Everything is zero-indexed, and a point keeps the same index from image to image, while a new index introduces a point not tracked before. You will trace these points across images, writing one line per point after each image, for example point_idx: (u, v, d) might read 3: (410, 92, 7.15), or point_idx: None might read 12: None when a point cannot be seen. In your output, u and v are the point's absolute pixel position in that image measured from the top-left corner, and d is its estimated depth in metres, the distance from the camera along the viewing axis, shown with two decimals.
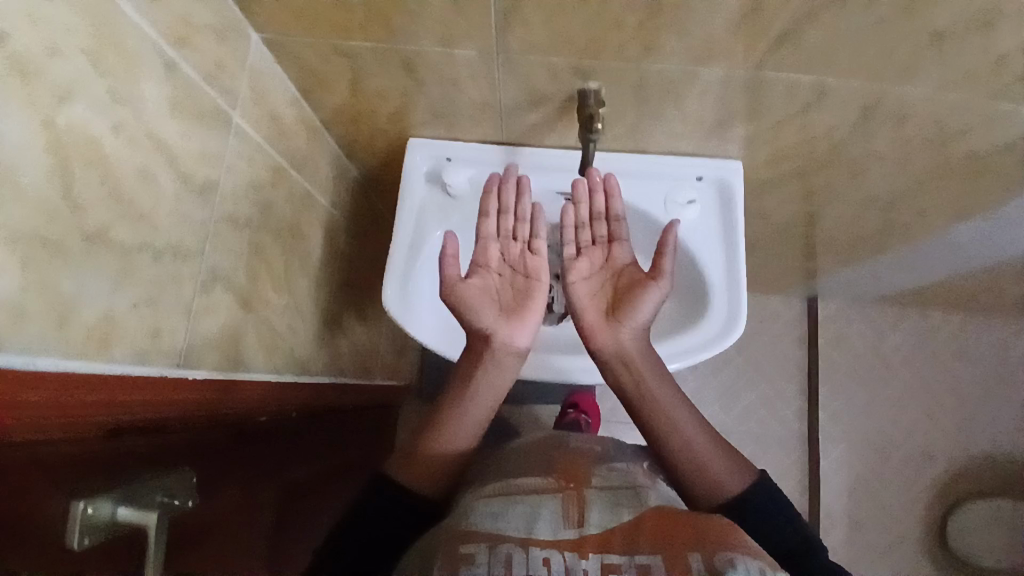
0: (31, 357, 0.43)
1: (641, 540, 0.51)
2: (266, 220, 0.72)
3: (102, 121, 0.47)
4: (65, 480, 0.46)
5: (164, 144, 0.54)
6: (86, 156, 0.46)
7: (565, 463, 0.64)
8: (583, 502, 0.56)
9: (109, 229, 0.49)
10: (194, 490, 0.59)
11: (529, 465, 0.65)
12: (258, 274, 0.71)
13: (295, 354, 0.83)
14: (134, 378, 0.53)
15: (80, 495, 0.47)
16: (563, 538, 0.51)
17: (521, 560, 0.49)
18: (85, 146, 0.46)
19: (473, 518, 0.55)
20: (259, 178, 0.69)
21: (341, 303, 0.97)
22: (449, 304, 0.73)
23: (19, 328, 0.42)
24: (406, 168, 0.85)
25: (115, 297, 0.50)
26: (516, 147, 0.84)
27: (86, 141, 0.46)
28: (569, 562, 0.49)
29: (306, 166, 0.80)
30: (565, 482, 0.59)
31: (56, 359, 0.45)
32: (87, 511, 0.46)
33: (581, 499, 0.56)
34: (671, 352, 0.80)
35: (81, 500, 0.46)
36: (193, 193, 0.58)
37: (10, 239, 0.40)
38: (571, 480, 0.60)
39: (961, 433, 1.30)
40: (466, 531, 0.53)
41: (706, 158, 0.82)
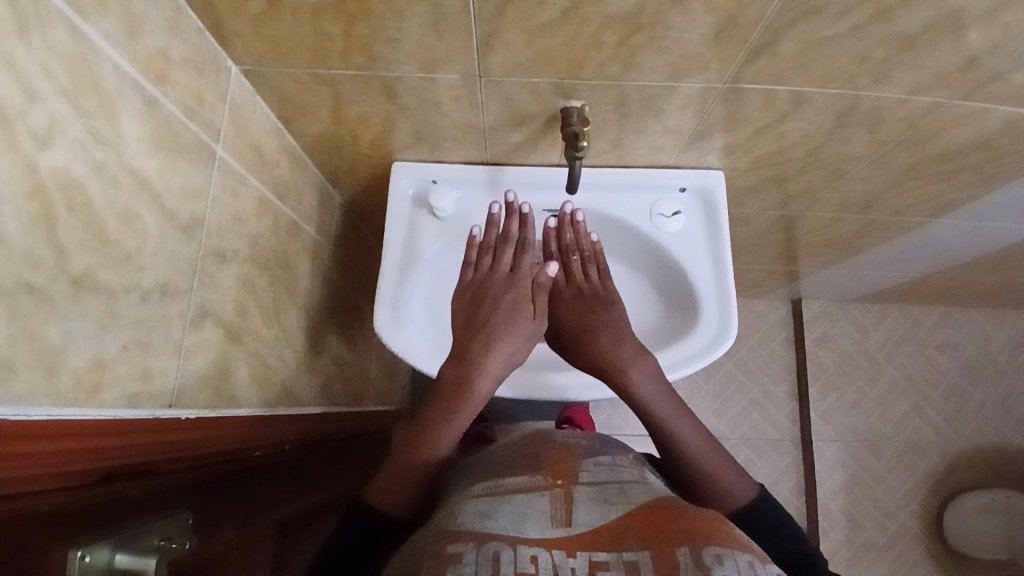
0: (19, 407, 0.41)
1: (628, 537, 0.50)
2: (253, 252, 0.71)
3: (84, 162, 0.46)
4: (66, 526, 0.44)
5: (146, 182, 0.53)
6: (69, 199, 0.45)
7: (552, 458, 0.63)
8: (571, 500, 0.55)
9: (96, 272, 0.47)
10: (190, 531, 0.58)
11: (515, 461, 0.63)
12: (247, 307, 0.70)
13: (285, 385, 0.81)
14: (123, 422, 0.51)
15: (78, 539, 0.45)
16: (551, 537, 0.51)
17: (509, 557, 0.48)
18: (68, 189, 0.45)
19: (460, 518, 0.54)
20: (244, 210, 0.69)
21: (330, 333, 0.95)
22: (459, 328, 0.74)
23: (8, 380, 0.40)
24: (391, 192, 0.84)
25: (102, 341, 0.48)
26: (500, 166, 0.84)
27: (69, 184, 0.45)
28: (557, 561, 0.48)
29: (291, 195, 0.80)
30: (552, 481, 0.58)
31: (48, 409, 0.44)
32: (84, 559, 0.45)
33: (568, 496, 0.55)
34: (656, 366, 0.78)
35: (78, 546, 0.44)
36: (176, 229, 0.57)
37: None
38: (561, 479, 0.58)
39: (950, 425, 1.32)
40: (453, 531, 0.52)
41: (688, 170, 0.83)
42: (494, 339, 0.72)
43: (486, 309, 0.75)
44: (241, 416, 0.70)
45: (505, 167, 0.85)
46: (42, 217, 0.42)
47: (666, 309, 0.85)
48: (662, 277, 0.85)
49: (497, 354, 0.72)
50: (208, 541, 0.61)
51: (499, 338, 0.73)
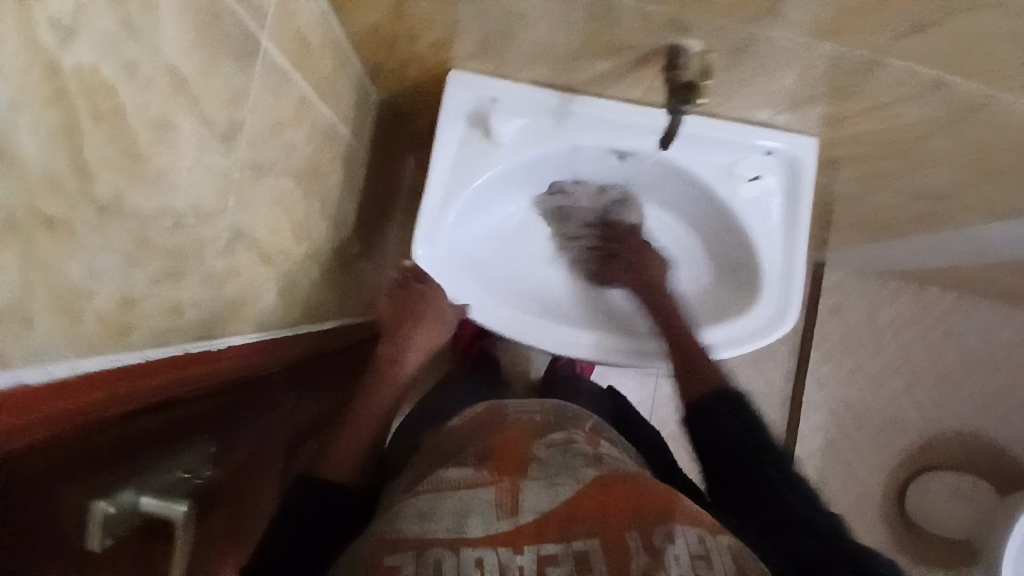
0: (43, 364, 0.34)
1: (577, 522, 0.50)
2: (289, 162, 0.62)
3: (113, 58, 0.36)
4: (86, 472, 0.38)
5: (184, 82, 0.43)
6: (96, 106, 0.35)
7: (502, 443, 0.61)
8: (515, 485, 0.55)
9: (124, 197, 0.39)
10: (213, 458, 0.54)
11: (472, 448, 0.62)
12: (279, 225, 0.62)
13: (308, 304, 0.75)
14: (151, 362, 0.45)
15: (102, 489, 0.40)
16: (496, 531, 0.50)
17: (452, 564, 0.47)
18: (95, 91, 0.35)
19: (397, 524, 0.53)
20: (282, 114, 0.58)
21: (352, 246, 0.88)
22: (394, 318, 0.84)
23: (28, 335, 0.33)
24: (444, 105, 0.73)
25: (131, 278, 0.41)
26: (572, 94, 0.73)
27: (97, 85, 0.35)
28: (503, 559, 0.48)
29: (331, 94, 0.69)
30: (501, 468, 0.57)
31: (72, 363, 0.37)
32: (109, 510, 0.39)
33: (515, 488, 0.54)
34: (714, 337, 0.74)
35: (102, 497, 0.38)
36: (214, 140, 0.48)
37: (14, 228, 0.30)
38: (511, 466, 0.58)
39: (936, 409, 1.34)
40: (393, 539, 0.51)
41: (779, 130, 0.74)
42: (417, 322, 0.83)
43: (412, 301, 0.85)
44: (264, 340, 0.65)
45: (577, 95, 0.74)
46: (65, 130, 0.33)
47: (721, 277, 0.80)
48: (723, 240, 0.79)
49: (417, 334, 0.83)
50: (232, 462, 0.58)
51: (403, 355, 0.82)
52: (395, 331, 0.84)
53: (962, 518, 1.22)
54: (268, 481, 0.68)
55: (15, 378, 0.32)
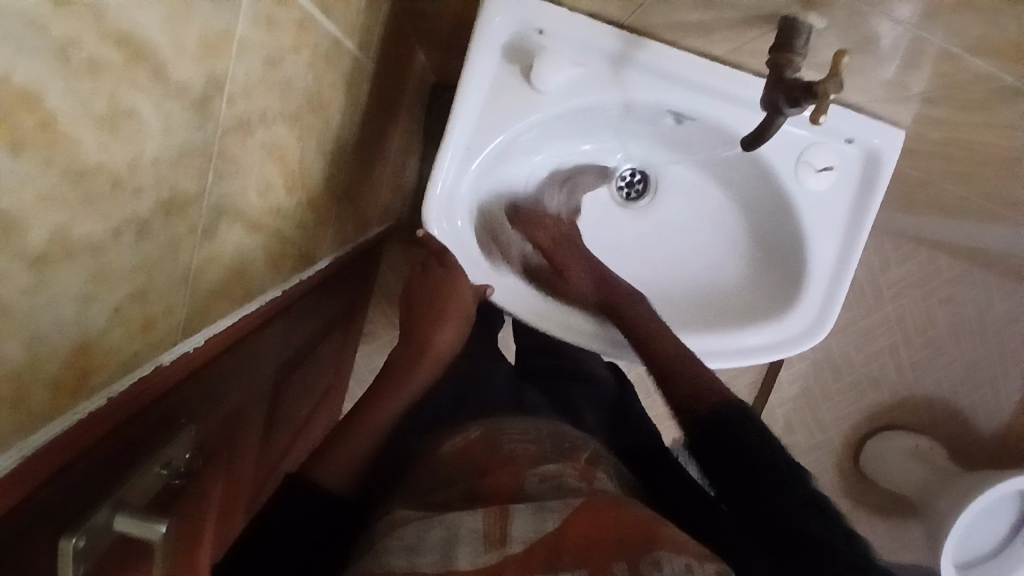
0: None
1: (564, 550, 0.44)
2: (284, 104, 0.49)
3: (32, 51, 0.24)
4: (55, 510, 0.33)
5: (147, 49, 0.30)
6: (14, 127, 0.24)
7: (493, 465, 0.53)
8: (501, 508, 0.46)
9: (68, 231, 0.29)
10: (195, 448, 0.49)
11: (455, 480, 0.52)
12: (270, 183, 0.51)
13: (299, 250, 0.66)
14: (126, 395, 0.39)
15: (74, 517, 0.34)
16: (482, 568, 0.42)
17: None
18: (8, 103, 0.23)
19: (383, 557, 0.44)
20: (278, 48, 0.45)
21: (351, 171, 0.76)
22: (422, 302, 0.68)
23: None
24: (481, 31, 0.58)
25: (86, 320, 0.32)
26: (640, 38, 0.60)
27: (9, 98, 0.23)
28: None
29: (337, 4, 0.54)
30: (486, 497, 0.48)
31: (16, 449, 0.31)
32: (78, 543, 0.33)
33: (502, 511, 0.46)
34: (718, 344, 0.67)
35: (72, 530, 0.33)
36: (192, 112, 0.36)
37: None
38: (493, 496, 0.48)
39: (914, 372, 1.34)
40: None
41: (866, 117, 0.64)
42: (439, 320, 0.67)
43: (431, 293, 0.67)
44: (248, 313, 0.58)
45: (645, 39, 0.61)
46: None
47: (759, 265, 0.72)
48: (769, 226, 0.71)
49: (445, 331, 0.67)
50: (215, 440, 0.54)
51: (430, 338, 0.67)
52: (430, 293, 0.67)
53: (914, 482, 1.25)
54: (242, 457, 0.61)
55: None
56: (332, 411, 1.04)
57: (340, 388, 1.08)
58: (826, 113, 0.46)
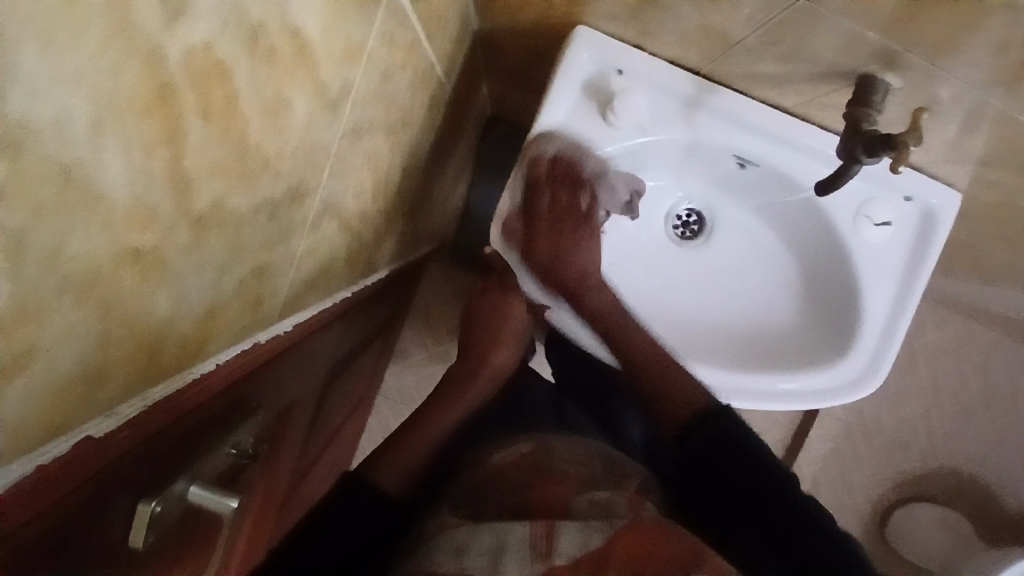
0: (80, 433, 0.28)
1: (615, 564, 0.44)
2: (386, 115, 0.53)
3: (231, 32, 0.27)
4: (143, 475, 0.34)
5: (308, 47, 0.34)
6: (206, 96, 0.27)
7: (547, 484, 0.53)
8: (548, 522, 0.47)
9: (225, 199, 0.31)
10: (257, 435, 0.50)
11: (507, 491, 0.54)
12: (363, 187, 0.54)
13: (369, 257, 0.69)
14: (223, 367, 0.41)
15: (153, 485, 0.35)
16: None
17: None
18: (207, 73, 0.27)
19: (431, 558, 0.46)
20: (392, 64, 0.49)
21: (419, 189, 0.80)
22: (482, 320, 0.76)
23: (100, 387, 0.28)
24: (565, 64, 0.63)
25: (220, 286, 0.35)
26: (714, 84, 0.64)
27: (210, 70, 0.27)
28: None
29: (437, 30, 0.58)
30: (535, 511, 0.49)
31: (137, 398, 0.33)
32: (156, 509, 0.34)
33: (549, 525, 0.47)
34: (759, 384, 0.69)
35: (151, 497, 0.34)
36: (327, 109, 0.39)
37: (93, 283, 0.24)
38: (542, 511, 0.49)
39: (946, 441, 1.32)
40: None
41: (925, 176, 0.66)
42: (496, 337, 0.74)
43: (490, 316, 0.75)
44: (321, 310, 0.60)
45: (718, 86, 0.64)
46: (166, 137, 0.26)
47: (806, 313, 0.73)
48: (821, 274, 0.72)
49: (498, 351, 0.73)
50: (272, 431, 0.55)
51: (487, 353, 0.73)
52: (490, 316, 0.75)
53: (937, 554, 1.23)
54: (288, 452, 0.61)
55: (38, 464, 0.26)
56: (359, 423, 1.04)
57: (369, 400, 1.09)
58: (904, 162, 0.50)
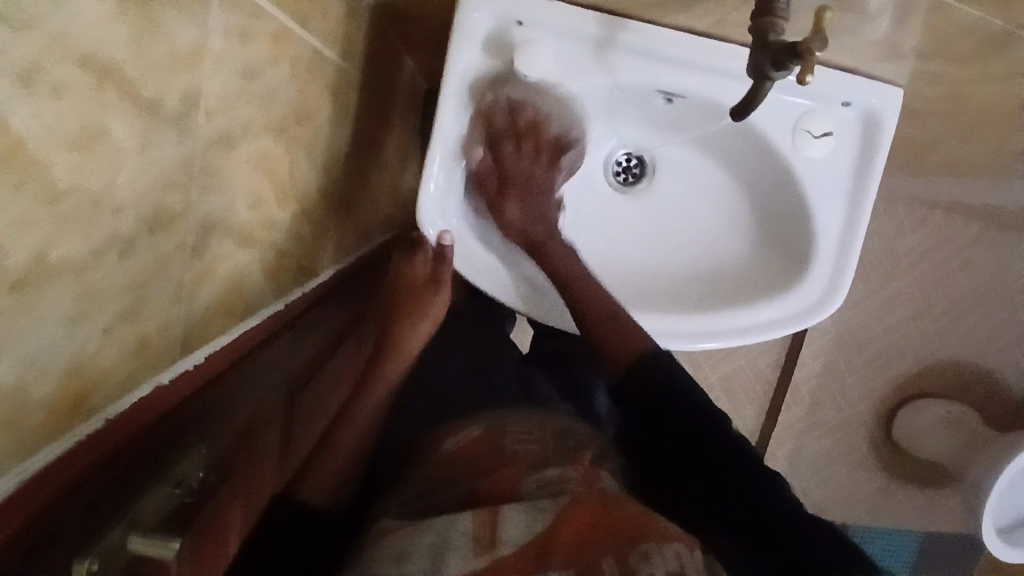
0: None
1: (559, 549, 0.42)
2: (269, 115, 0.49)
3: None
4: (62, 530, 0.33)
5: (114, 69, 0.30)
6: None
7: (492, 476, 0.51)
8: (492, 509, 0.45)
9: (50, 252, 0.29)
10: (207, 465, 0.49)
11: (458, 481, 0.53)
12: (262, 195, 0.51)
13: (300, 263, 0.66)
14: (133, 407, 0.39)
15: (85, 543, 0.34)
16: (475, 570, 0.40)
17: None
18: None
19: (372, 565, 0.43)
20: (255, 58, 0.45)
21: (348, 180, 0.76)
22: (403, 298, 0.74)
23: None
24: (459, 26, 0.58)
25: (79, 340, 0.32)
26: (622, 19, 0.59)
27: None
28: None
29: (315, 13, 0.54)
30: (485, 500, 0.48)
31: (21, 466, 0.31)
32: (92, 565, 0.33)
33: (493, 513, 0.45)
34: (725, 326, 0.66)
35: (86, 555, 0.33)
36: (167, 127, 0.36)
37: None
38: (492, 499, 0.48)
39: (941, 338, 1.30)
40: None
41: (861, 77, 0.62)
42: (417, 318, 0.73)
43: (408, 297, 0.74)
44: (256, 327, 0.58)
45: (626, 21, 0.60)
46: None
47: (758, 244, 0.71)
48: (770, 201, 0.69)
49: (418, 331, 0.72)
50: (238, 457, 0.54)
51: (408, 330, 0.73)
52: (405, 296, 0.75)
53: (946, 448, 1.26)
54: None
55: None
56: None
57: None
58: (811, 74, 0.45)
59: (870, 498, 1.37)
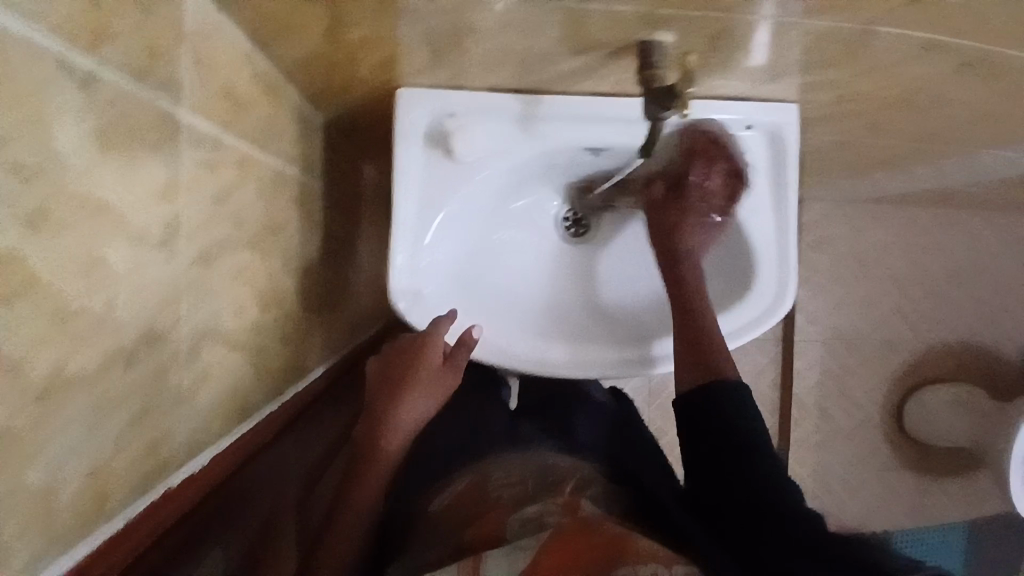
0: None
1: None
2: (242, 230, 0.56)
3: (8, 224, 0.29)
4: None
5: (106, 207, 0.37)
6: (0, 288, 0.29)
7: (482, 519, 0.57)
8: (476, 557, 0.49)
9: (66, 364, 0.34)
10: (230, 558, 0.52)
11: (449, 536, 0.57)
12: (245, 301, 0.56)
13: (290, 363, 0.71)
14: (155, 513, 0.44)
15: None
16: None
17: None
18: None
19: None
20: (222, 184, 0.52)
21: (326, 282, 0.82)
22: (399, 366, 0.70)
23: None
24: (399, 126, 0.67)
25: (93, 444, 0.37)
26: (537, 95, 0.68)
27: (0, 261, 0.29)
28: None
29: (272, 138, 0.62)
30: (472, 548, 0.52)
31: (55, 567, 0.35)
32: None
33: (475, 560, 0.48)
34: None
35: None
36: (152, 249, 0.42)
37: None
38: (478, 546, 0.52)
39: (926, 325, 1.34)
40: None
41: (758, 101, 0.70)
42: (411, 390, 0.69)
43: (407, 372, 0.69)
44: (255, 425, 0.62)
45: (542, 96, 0.68)
46: None
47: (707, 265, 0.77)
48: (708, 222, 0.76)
49: (411, 405, 0.69)
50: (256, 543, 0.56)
51: (404, 404, 0.69)
52: (400, 372, 0.70)
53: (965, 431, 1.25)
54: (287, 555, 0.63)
55: None
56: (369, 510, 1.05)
57: None
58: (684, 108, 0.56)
59: (905, 498, 1.35)
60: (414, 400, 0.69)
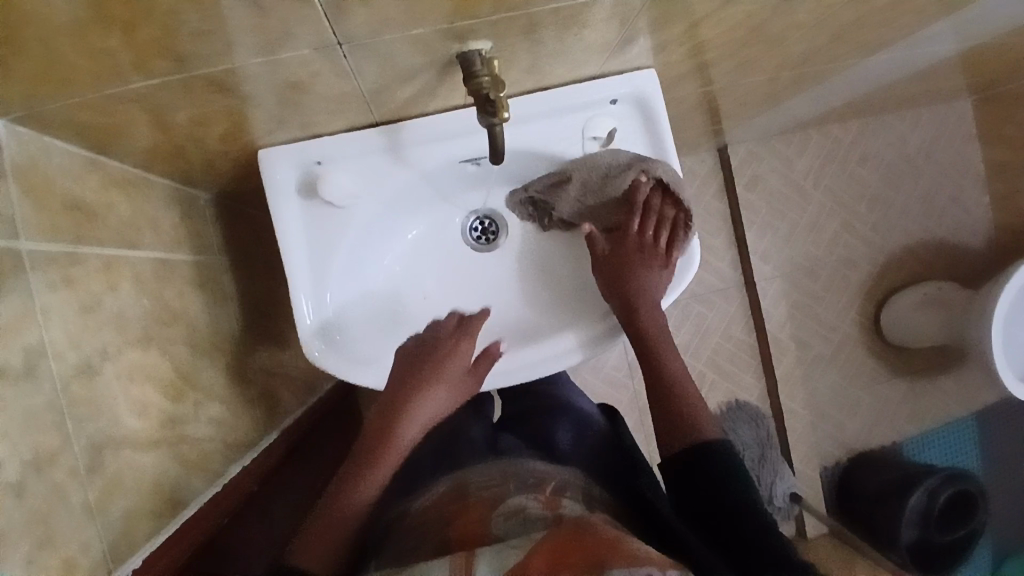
0: None
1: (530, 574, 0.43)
2: (126, 334, 0.56)
3: None
4: None
5: None
6: None
7: (464, 513, 0.56)
8: (468, 553, 0.47)
9: None
10: None
11: (429, 533, 0.55)
12: (147, 400, 0.57)
13: (225, 442, 0.71)
14: None
15: None
16: None
17: None
18: None
19: None
20: (87, 298, 0.52)
21: (254, 351, 0.82)
22: (415, 361, 0.71)
23: None
24: (270, 186, 0.68)
25: None
26: (395, 123, 0.68)
27: None
28: None
29: (142, 233, 0.62)
30: (456, 546, 0.50)
31: None
32: None
33: (467, 556, 0.47)
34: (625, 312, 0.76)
35: None
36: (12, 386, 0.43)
37: None
38: (461, 545, 0.50)
39: (879, 235, 1.34)
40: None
41: (614, 75, 0.70)
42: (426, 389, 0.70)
43: (424, 369, 0.71)
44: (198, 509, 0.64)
45: (400, 123, 0.68)
46: None
47: None
48: None
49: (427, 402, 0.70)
50: None
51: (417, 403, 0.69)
52: (420, 368, 0.71)
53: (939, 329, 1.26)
54: None
55: None
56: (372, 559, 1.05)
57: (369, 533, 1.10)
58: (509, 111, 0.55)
59: (901, 407, 1.36)
60: (427, 399, 0.70)
